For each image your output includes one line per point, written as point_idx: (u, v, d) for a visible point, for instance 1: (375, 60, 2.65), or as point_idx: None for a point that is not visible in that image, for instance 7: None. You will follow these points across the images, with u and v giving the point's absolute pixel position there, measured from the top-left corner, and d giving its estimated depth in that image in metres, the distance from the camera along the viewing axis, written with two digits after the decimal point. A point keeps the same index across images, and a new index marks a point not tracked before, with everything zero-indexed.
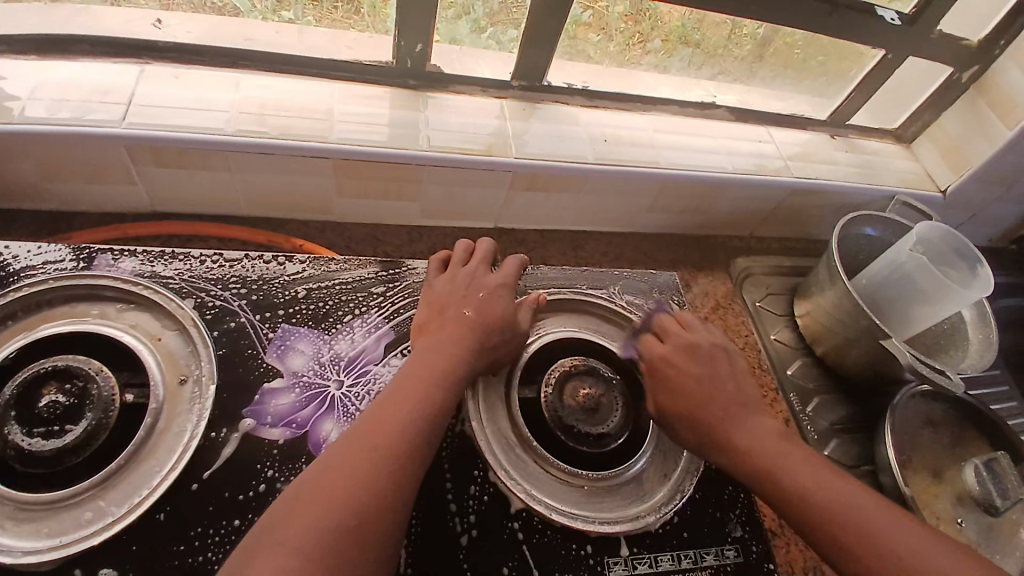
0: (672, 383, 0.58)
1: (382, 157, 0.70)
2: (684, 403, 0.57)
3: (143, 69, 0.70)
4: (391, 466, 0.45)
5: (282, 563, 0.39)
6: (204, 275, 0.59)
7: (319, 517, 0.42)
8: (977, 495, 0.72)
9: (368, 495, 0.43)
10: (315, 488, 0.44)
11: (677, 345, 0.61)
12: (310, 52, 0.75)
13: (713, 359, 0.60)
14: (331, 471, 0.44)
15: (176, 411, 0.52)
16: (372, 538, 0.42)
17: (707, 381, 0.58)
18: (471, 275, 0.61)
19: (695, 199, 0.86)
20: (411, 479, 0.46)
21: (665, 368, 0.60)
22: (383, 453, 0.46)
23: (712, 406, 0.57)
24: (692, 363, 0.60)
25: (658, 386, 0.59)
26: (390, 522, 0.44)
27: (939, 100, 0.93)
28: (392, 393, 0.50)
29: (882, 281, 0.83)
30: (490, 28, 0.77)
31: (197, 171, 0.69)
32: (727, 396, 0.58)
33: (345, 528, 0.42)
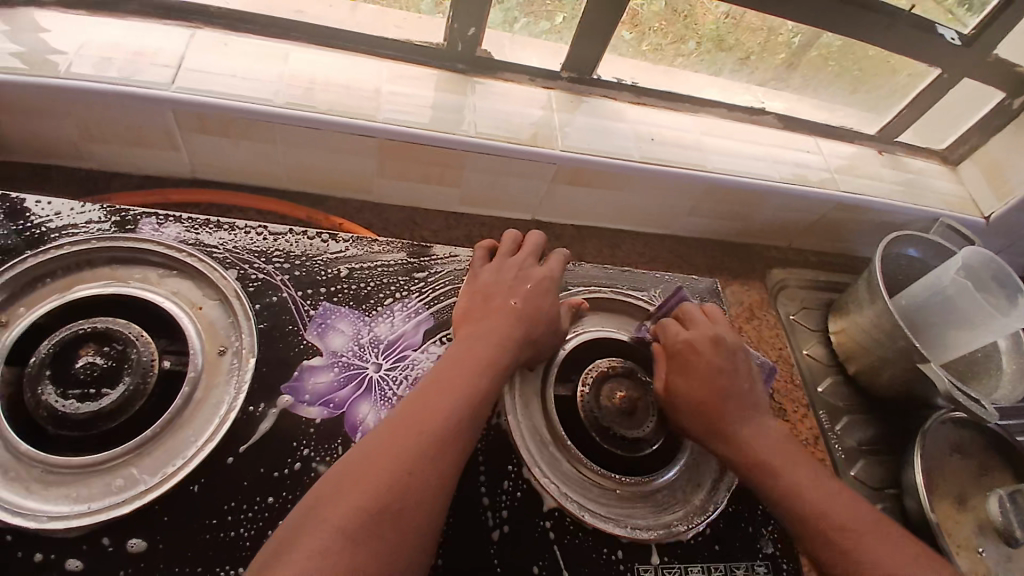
0: (692, 372, 0.56)
1: (427, 140, 0.69)
2: (699, 391, 0.55)
3: (193, 33, 0.69)
4: (434, 454, 0.44)
5: (326, 542, 0.38)
6: (247, 246, 0.58)
7: (359, 500, 0.41)
8: (1000, 527, 0.71)
9: (413, 480, 0.43)
10: (360, 467, 0.43)
11: (702, 334, 0.59)
12: (360, 27, 0.74)
13: (734, 353, 0.58)
14: (373, 454, 0.43)
15: (214, 382, 0.51)
16: (411, 526, 0.41)
17: (725, 371, 0.57)
18: (518, 266, 0.60)
19: (737, 206, 0.84)
20: (451, 468, 0.45)
21: (688, 356, 0.57)
22: (425, 440, 0.45)
23: (728, 400, 0.55)
24: (714, 353, 0.58)
25: (675, 371, 0.57)
26: (429, 512, 0.43)
27: (991, 123, 0.91)
28: (439, 378, 0.49)
29: (922, 304, 0.81)
30: (523, 19, 0.75)
31: (240, 140, 0.68)
32: (739, 390, 0.56)
33: (385, 514, 0.41)
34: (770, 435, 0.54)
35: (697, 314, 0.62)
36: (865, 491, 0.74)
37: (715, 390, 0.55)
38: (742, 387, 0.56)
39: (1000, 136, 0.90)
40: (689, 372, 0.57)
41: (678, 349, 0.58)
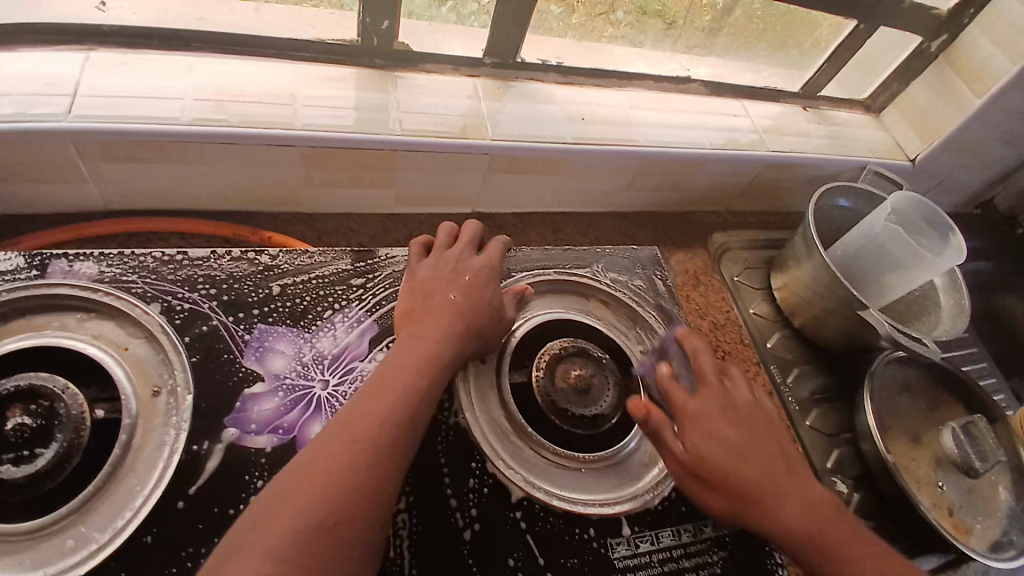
0: (713, 440, 0.52)
1: (354, 144, 0.67)
2: (722, 460, 0.51)
3: (88, 56, 0.65)
4: (372, 458, 0.44)
5: (261, 566, 0.37)
6: (169, 277, 0.56)
7: (295, 516, 0.40)
8: (957, 460, 0.74)
9: (349, 494, 0.42)
10: (292, 486, 0.42)
11: (713, 396, 0.55)
12: (268, 31, 0.71)
13: (750, 414, 0.55)
14: (307, 466, 0.43)
15: (151, 425, 0.49)
16: (353, 536, 0.41)
17: (747, 440, 0.53)
18: (455, 259, 0.60)
19: (673, 175, 0.85)
20: (393, 473, 0.45)
21: (704, 418, 0.54)
22: (363, 444, 0.44)
23: (750, 464, 0.51)
24: (727, 417, 0.54)
25: (695, 430, 0.53)
26: (370, 519, 0.42)
27: (908, 69, 0.93)
28: (374, 385, 0.48)
29: (858, 252, 0.84)
30: (447, 2, 0.74)
31: (153, 165, 0.65)
32: (758, 450, 0.53)
33: (319, 526, 0.40)
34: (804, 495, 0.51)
35: (706, 360, 0.58)
36: (823, 440, 0.76)
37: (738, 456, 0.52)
38: (763, 448, 0.53)
39: (918, 82, 0.93)
40: (709, 437, 0.53)
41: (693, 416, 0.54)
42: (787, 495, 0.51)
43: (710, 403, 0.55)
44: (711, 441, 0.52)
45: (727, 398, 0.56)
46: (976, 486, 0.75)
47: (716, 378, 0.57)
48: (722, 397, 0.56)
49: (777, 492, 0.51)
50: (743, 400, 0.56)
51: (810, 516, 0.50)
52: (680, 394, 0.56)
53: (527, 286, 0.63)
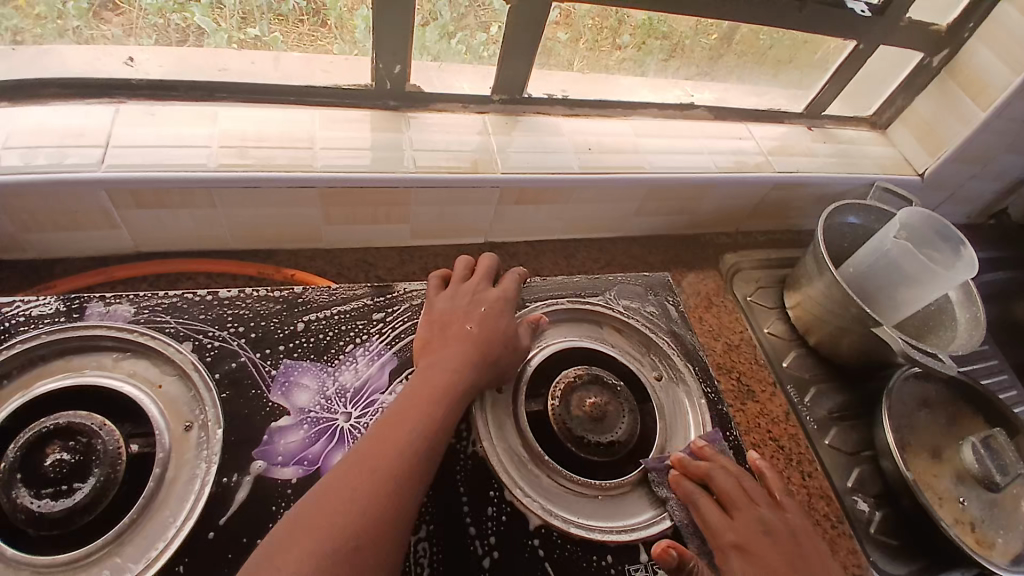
0: (761, 573, 0.50)
1: (369, 182, 0.70)
2: None
3: (118, 109, 0.69)
4: (393, 484, 0.46)
5: None
6: (199, 316, 0.59)
7: (319, 540, 0.42)
8: (978, 474, 0.75)
9: (370, 516, 0.44)
10: (316, 508, 0.44)
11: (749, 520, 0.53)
12: (283, 78, 0.74)
13: (785, 532, 0.53)
14: (331, 492, 0.45)
15: (184, 459, 0.51)
16: (373, 558, 0.43)
17: (788, 563, 0.51)
18: (471, 291, 0.62)
19: (681, 199, 0.86)
20: (413, 500, 0.46)
21: (743, 547, 0.51)
22: (385, 471, 0.46)
23: None
24: (764, 539, 0.52)
25: (738, 562, 0.51)
26: (389, 543, 0.44)
27: (912, 85, 0.94)
28: (395, 413, 0.50)
29: (870, 268, 0.84)
30: (458, 34, 0.75)
31: (178, 210, 0.68)
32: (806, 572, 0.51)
33: (341, 548, 0.42)
34: None
35: (729, 479, 0.56)
36: (843, 458, 0.76)
37: None
38: (805, 569, 0.51)
39: (922, 97, 0.94)
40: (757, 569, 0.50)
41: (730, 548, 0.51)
42: None
43: (744, 528, 0.53)
44: (762, 569, 0.50)
45: (759, 519, 0.53)
46: (1001, 501, 0.74)
47: (743, 497, 0.55)
48: (754, 517, 0.53)
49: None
50: (774, 517, 0.54)
51: None
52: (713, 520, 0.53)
53: (542, 315, 0.65)
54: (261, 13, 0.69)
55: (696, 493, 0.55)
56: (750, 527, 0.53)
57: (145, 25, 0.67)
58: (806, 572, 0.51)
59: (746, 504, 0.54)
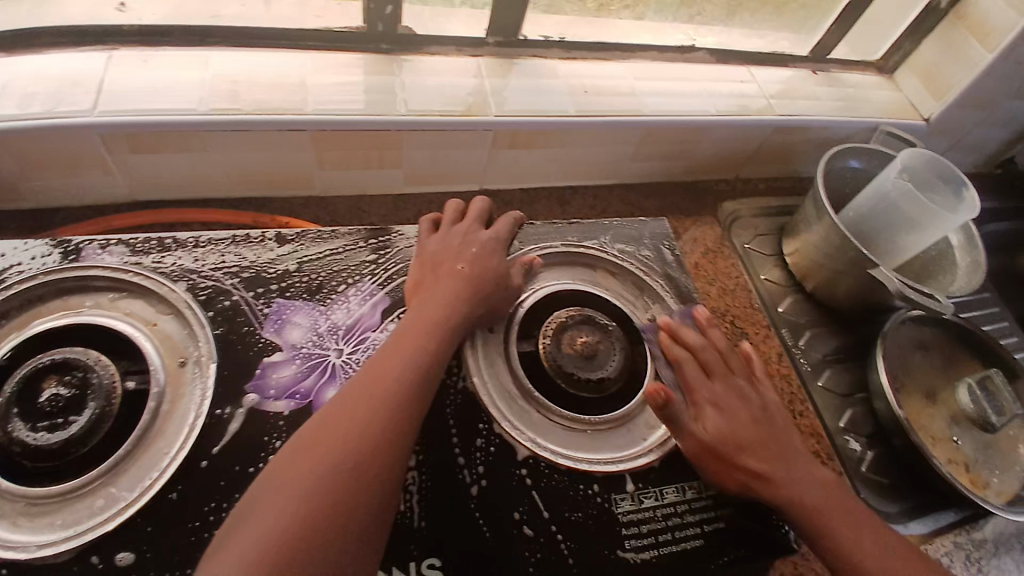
0: (732, 426, 0.56)
1: (361, 126, 0.69)
2: (735, 436, 0.56)
3: (110, 55, 0.69)
4: (391, 409, 0.47)
5: (291, 494, 0.41)
6: (193, 256, 0.59)
7: (318, 463, 0.43)
8: (972, 414, 0.75)
9: (371, 437, 0.45)
10: (319, 427, 0.45)
11: (726, 384, 0.59)
12: (275, 22, 0.74)
13: (756, 400, 0.59)
14: (329, 420, 0.46)
15: (180, 393, 0.53)
16: (373, 476, 0.44)
17: (757, 424, 0.57)
18: (463, 233, 0.62)
19: (679, 143, 0.85)
20: (411, 425, 0.47)
21: (718, 406, 0.57)
22: (382, 397, 0.47)
23: (760, 444, 0.56)
24: (739, 401, 0.58)
25: (715, 416, 0.57)
26: (389, 464, 0.45)
27: (920, 26, 0.91)
28: (391, 344, 0.51)
29: (871, 213, 0.82)
30: None
31: (171, 155, 0.68)
32: (767, 429, 0.57)
33: (343, 466, 0.43)
34: (816, 481, 0.55)
35: (713, 351, 0.61)
36: (836, 400, 0.77)
37: (752, 437, 0.56)
38: (769, 429, 0.57)
39: (930, 38, 0.91)
40: (727, 420, 0.56)
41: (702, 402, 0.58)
42: (795, 472, 0.55)
43: (723, 391, 0.59)
44: (729, 425, 0.56)
45: (736, 387, 0.59)
46: (995, 442, 0.75)
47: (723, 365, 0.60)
48: (732, 384, 0.59)
49: (789, 472, 0.55)
50: (749, 388, 0.60)
51: (812, 490, 0.55)
52: (692, 377, 0.59)
53: (536, 257, 0.64)
54: None
55: (684, 358, 0.60)
56: (727, 391, 0.59)
57: None
58: (768, 426, 0.57)
59: (724, 367, 0.60)
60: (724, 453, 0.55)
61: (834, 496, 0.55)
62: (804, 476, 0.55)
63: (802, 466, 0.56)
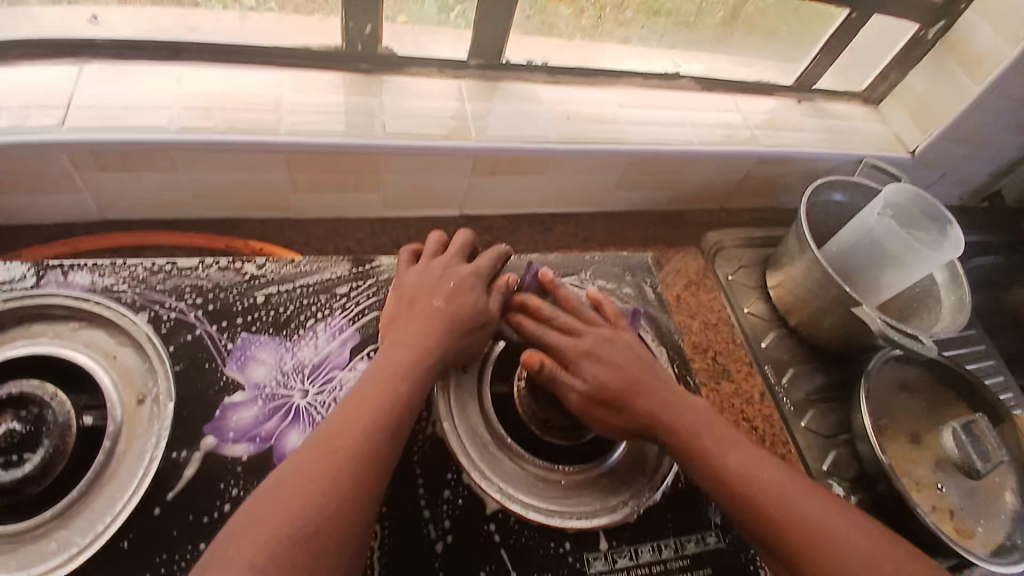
0: (614, 373, 0.56)
1: (336, 148, 0.67)
2: (614, 385, 0.56)
3: (80, 69, 0.66)
4: (352, 468, 0.45)
5: (242, 574, 0.40)
6: (157, 286, 0.57)
7: (276, 529, 0.42)
8: (957, 460, 0.74)
9: (331, 505, 0.43)
10: (271, 496, 0.44)
11: (593, 335, 0.59)
12: (252, 38, 0.71)
13: (624, 347, 0.59)
14: (285, 481, 0.44)
15: (135, 432, 0.51)
16: (336, 543, 0.43)
17: (629, 370, 0.57)
18: (443, 266, 0.60)
19: (663, 172, 0.84)
20: (375, 487, 0.46)
21: (594, 357, 0.57)
22: (342, 456, 0.45)
23: (638, 388, 0.56)
24: (607, 347, 0.58)
25: (590, 367, 0.57)
26: (351, 530, 0.44)
27: (908, 58, 0.91)
28: (356, 395, 0.50)
29: (852, 248, 0.82)
30: (459, 8, 0.75)
31: (141, 174, 0.66)
32: (639, 373, 0.57)
33: (300, 535, 0.42)
34: (699, 420, 0.55)
35: (567, 309, 0.61)
36: (816, 440, 0.76)
37: (627, 385, 0.56)
38: (654, 386, 0.57)
39: (916, 71, 0.91)
40: (606, 370, 0.56)
41: (574, 356, 0.58)
42: (684, 412, 0.56)
43: (591, 343, 0.59)
44: (608, 372, 0.56)
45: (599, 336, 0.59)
46: (981, 489, 0.74)
47: (579, 320, 0.60)
48: (597, 333, 0.59)
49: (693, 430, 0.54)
50: (614, 334, 0.60)
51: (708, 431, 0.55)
52: (554, 337, 0.59)
53: (513, 277, 0.62)
54: None
55: (540, 325, 0.60)
56: (596, 341, 0.59)
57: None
58: (641, 370, 0.57)
59: (580, 323, 0.60)
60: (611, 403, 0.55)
61: (713, 432, 0.55)
62: (692, 417, 0.55)
63: (687, 407, 0.56)
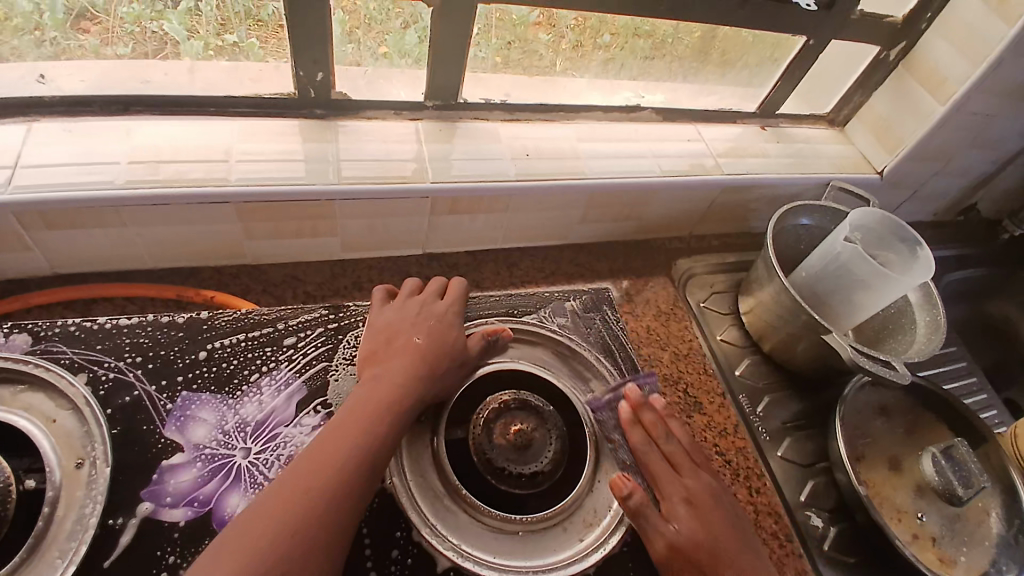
0: (703, 527, 0.55)
1: (288, 196, 0.67)
2: (702, 535, 0.54)
3: (30, 127, 0.66)
4: (324, 504, 0.47)
5: None
6: (97, 346, 0.57)
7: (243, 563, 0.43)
8: (937, 486, 0.72)
9: (298, 537, 0.45)
10: (241, 530, 0.45)
11: (694, 482, 0.58)
12: (206, 89, 0.70)
13: (723, 498, 0.58)
14: (258, 518, 0.45)
15: (73, 499, 0.49)
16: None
17: (717, 521, 0.56)
18: (419, 304, 0.62)
19: (626, 205, 0.83)
20: (343, 529, 0.47)
21: (691, 504, 0.56)
22: (316, 493, 0.47)
23: (720, 537, 0.54)
24: (706, 498, 0.57)
25: (684, 513, 0.55)
26: (318, 568, 0.45)
27: (870, 80, 0.91)
28: (331, 431, 0.51)
29: (821, 274, 0.80)
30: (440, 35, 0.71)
31: (91, 230, 0.65)
32: (730, 526, 0.56)
33: (273, 568, 0.43)
34: None
35: (676, 444, 0.60)
36: (795, 471, 0.74)
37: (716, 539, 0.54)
38: (738, 536, 0.55)
39: (879, 92, 0.91)
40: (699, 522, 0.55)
41: (668, 501, 0.56)
42: (752, 566, 0.54)
43: (693, 488, 0.57)
44: (689, 515, 0.55)
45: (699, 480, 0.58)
46: (962, 513, 0.72)
47: (686, 463, 0.59)
48: (703, 479, 0.58)
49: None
50: (716, 485, 0.59)
51: None
52: (655, 467, 0.58)
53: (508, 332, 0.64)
54: (241, 17, 0.67)
55: (648, 446, 0.59)
56: (698, 486, 0.58)
57: (124, 35, 0.65)
58: (734, 521, 0.57)
59: (688, 465, 0.58)
60: (694, 557, 0.53)
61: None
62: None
63: (758, 566, 0.55)
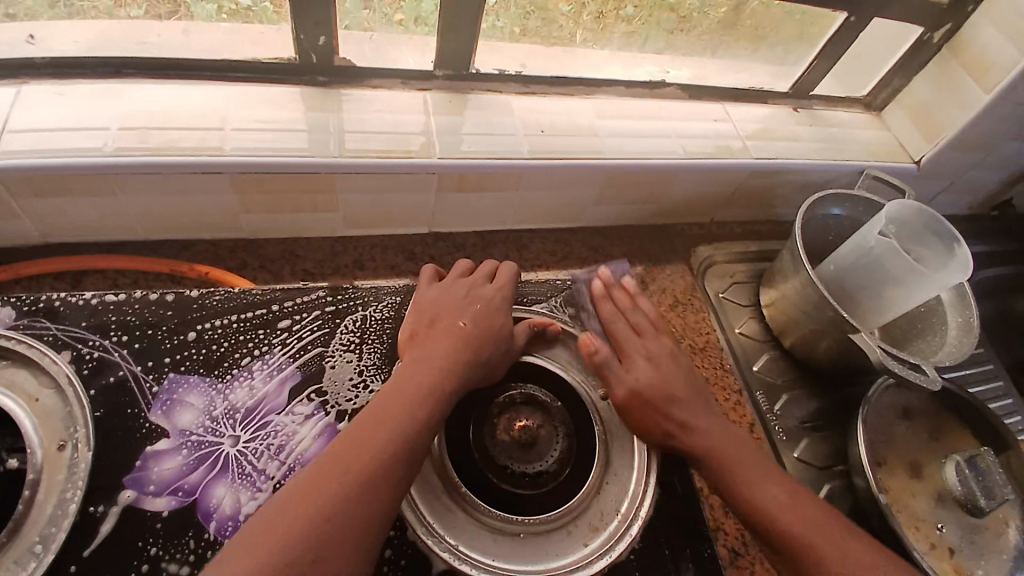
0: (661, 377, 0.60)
1: (286, 168, 0.63)
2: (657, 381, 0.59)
3: (18, 90, 0.62)
4: (361, 486, 0.44)
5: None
6: (81, 322, 0.54)
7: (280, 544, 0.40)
8: (959, 496, 0.69)
9: (337, 515, 0.42)
10: (276, 511, 0.43)
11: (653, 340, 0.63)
12: (202, 52, 0.67)
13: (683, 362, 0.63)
14: (290, 500, 0.43)
15: (54, 483, 0.47)
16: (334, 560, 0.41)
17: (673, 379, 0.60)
18: (467, 286, 0.61)
19: (644, 187, 0.79)
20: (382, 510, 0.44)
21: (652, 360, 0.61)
22: (353, 472, 0.44)
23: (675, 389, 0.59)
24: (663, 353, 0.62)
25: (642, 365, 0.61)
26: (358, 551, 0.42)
27: (911, 62, 0.85)
28: (368, 415, 0.48)
29: (850, 268, 0.75)
30: None
31: (80, 198, 0.62)
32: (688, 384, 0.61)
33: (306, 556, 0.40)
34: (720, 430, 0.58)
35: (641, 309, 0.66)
36: (811, 474, 0.70)
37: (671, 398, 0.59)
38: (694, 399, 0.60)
39: (921, 75, 0.85)
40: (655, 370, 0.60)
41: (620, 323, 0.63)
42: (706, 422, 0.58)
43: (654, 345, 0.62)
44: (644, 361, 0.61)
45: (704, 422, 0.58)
46: (983, 526, 0.69)
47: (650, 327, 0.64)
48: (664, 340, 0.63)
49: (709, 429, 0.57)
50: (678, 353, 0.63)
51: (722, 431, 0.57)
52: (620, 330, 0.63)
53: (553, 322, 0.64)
54: None
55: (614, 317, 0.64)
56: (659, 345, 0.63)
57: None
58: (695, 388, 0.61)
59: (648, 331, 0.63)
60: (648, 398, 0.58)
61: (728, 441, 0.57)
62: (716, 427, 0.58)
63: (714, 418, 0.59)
